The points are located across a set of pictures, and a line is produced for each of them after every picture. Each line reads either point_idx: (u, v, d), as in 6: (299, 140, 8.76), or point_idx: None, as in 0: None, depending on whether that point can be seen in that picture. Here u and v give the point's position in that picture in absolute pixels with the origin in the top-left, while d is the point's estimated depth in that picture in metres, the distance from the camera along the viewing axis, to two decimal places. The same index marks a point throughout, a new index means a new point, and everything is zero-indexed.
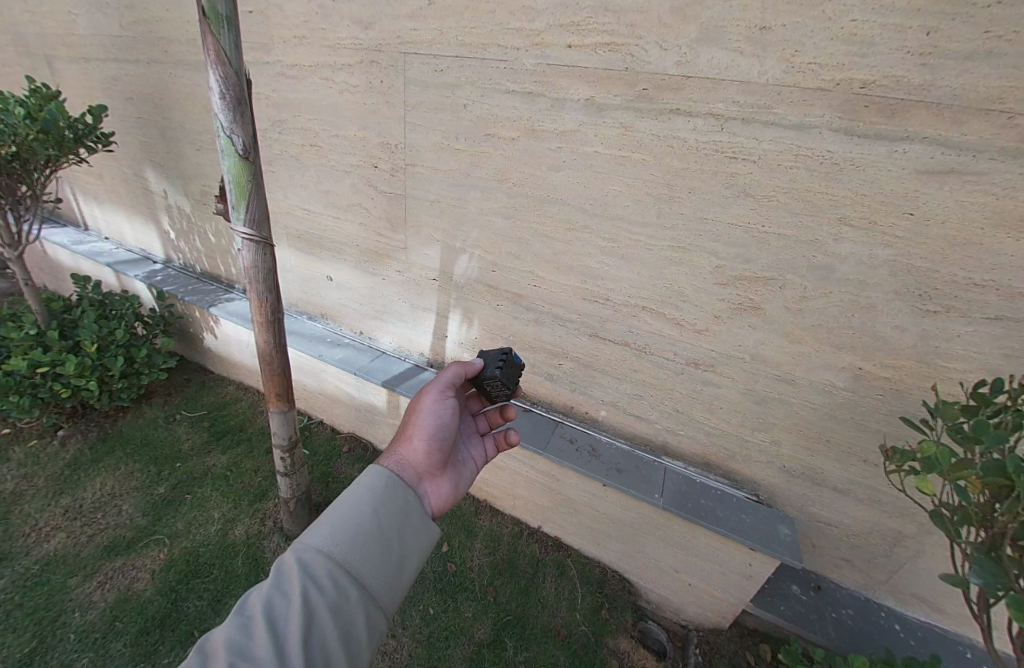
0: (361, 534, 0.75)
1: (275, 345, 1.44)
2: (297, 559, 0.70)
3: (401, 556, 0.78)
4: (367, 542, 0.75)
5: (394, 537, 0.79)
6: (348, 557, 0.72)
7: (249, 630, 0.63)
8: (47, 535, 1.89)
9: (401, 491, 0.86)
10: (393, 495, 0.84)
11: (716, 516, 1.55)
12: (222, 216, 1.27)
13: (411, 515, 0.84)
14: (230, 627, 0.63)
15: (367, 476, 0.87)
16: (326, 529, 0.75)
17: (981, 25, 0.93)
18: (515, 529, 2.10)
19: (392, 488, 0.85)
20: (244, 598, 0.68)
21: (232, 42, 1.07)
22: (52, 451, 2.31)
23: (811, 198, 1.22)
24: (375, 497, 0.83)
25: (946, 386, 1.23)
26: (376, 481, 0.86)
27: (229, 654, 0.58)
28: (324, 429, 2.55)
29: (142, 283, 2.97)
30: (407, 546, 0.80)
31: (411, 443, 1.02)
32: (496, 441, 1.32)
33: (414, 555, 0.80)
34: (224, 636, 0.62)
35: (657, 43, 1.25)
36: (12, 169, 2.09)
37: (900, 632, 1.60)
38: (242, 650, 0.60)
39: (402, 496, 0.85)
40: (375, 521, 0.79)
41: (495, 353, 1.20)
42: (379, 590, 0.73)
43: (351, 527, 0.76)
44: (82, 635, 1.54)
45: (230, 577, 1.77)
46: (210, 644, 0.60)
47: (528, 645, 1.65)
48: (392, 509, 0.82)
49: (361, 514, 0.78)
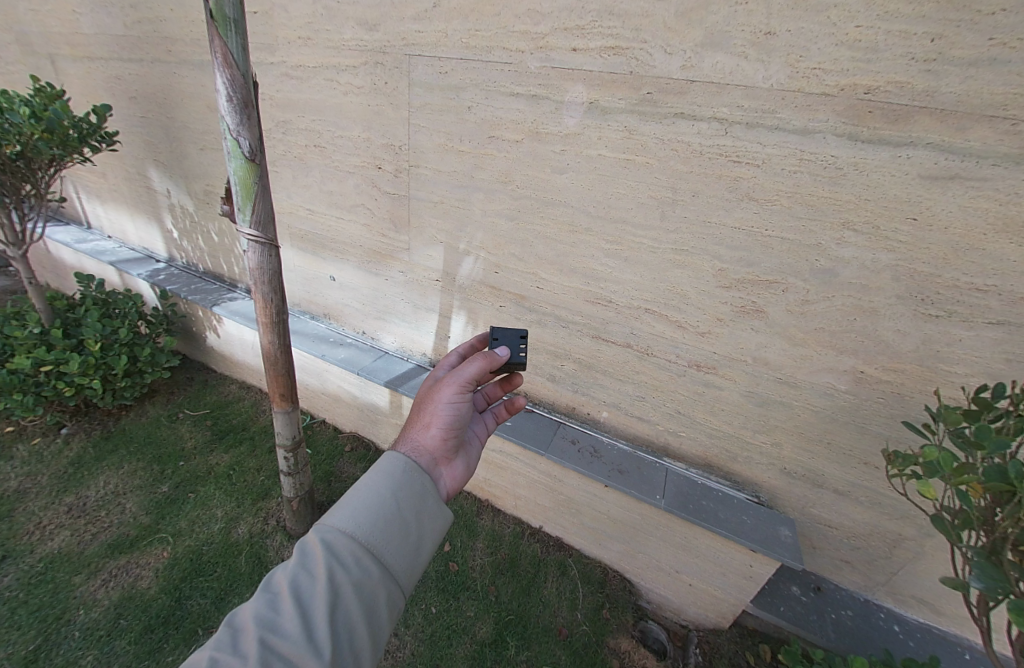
0: (382, 515, 0.75)
1: (280, 345, 1.45)
2: (321, 539, 0.71)
3: (420, 536, 0.78)
4: (388, 524, 0.75)
5: (412, 518, 0.78)
6: (370, 539, 0.72)
7: (276, 605, 0.66)
8: (51, 533, 1.90)
9: (417, 475, 0.84)
10: (410, 478, 0.83)
11: (717, 517, 1.56)
12: (228, 218, 1.26)
13: (428, 498, 0.82)
14: (258, 602, 0.65)
15: (385, 460, 0.85)
16: (347, 510, 0.75)
17: (986, 32, 0.94)
18: (516, 528, 2.11)
19: (409, 471, 0.84)
20: (270, 573, 0.70)
21: (239, 44, 1.07)
22: (56, 450, 2.32)
23: (814, 202, 1.22)
24: (394, 479, 0.81)
25: (948, 391, 1.24)
26: (394, 465, 0.84)
27: (258, 630, 0.61)
28: (326, 429, 2.56)
29: (145, 282, 2.98)
30: (425, 527, 0.80)
31: (428, 429, 0.99)
32: (497, 416, 1.31)
33: (432, 535, 0.80)
34: (253, 611, 0.65)
35: (662, 47, 1.25)
36: (17, 169, 2.10)
37: (899, 634, 1.61)
38: (271, 625, 0.63)
39: (420, 477, 0.84)
40: (394, 502, 0.78)
41: (511, 334, 1.22)
42: (399, 569, 0.73)
43: (372, 509, 0.75)
44: (86, 633, 1.55)
45: (233, 576, 1.78)
46: (241, 619, 0.63)
47: (530, 644, 1.66)
48: (410, 491, 0.81)
49: (380, 496, 0.78)
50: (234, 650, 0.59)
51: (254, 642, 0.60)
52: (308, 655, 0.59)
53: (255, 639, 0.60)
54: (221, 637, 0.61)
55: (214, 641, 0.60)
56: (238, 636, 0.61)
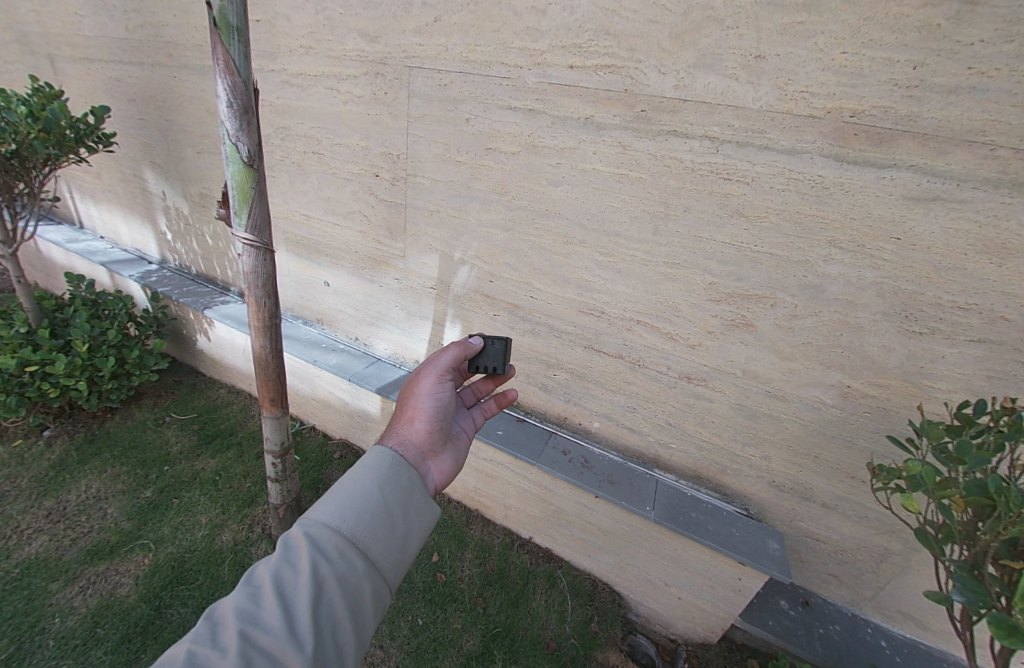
0: (367, 509, 0.74)
1: (271, 350, 1.44)
2: (306, 533, 0.70)
3: (405, 532, 0.77)
4: (374, 518, 0.73)
5: (399, 514, 0.77)
6: (356, 532, 0.71)
7: (258, 598, 0.64)
8: (28, 538, 1.85)
9: (405, 470, 0.83)
10: (398, 474, 0.82)
11: (707, 529, 1.56)
12: (224, 221, 1.26)
13: (415, 494, 0.81)
14: (238, 597, 0.64)
15: (372, 455, 0.85)
16: (333, 505, 0.73)
17: (965, 61, 0.98)
18: (505, 539, 2.09)
19: (396, 466, 0.83)
20: (252, 567, 0.68)
21: (242, 52, 1.08)
22: (37, 452, 2.28)
23: (802, 220, 1.25)
24: (381, 475, 0.80)
25: (931, 406, 1.26)
26: (381, 461, 0.83)
27: (239, 622, 0.60)
28: (316, 435, 2.53)
29: (137, 283, 2.96)
30: (411, 522, 0.78)
31: (412, 423, 0.97)
32: (485, 411, 1.29)
33: (417, 532, 0.79)
34: (235, 604, 0.63)
35: (656, 66, 1.29)
36: (11, 168, 2.08)
37: (886, 649, 1.61)
38: (253, 618, 0.61)
39: (406, 473, 0.83)
40: (381, 497, 0.76)
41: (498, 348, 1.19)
42: (384, 564, 0.72)
43: (358, 504, 0.74)
44: (61, 642, 1.51)
45: (216, 584, 1.74)
46: (222, 613, 0.62)
47: (517, 657, 1.63)
48: (397, 487, 0.79)
49: (367, 492, 0.76)
50: (214, 642, 0.58)
51: (235, 635, 0.58)
52: (290, 650, 0.58)
53: (235, 633, 0.59)
54: (199, 629, 0.59)
55: (193, 633, 0.59)
56: (217, 629, 0.60)
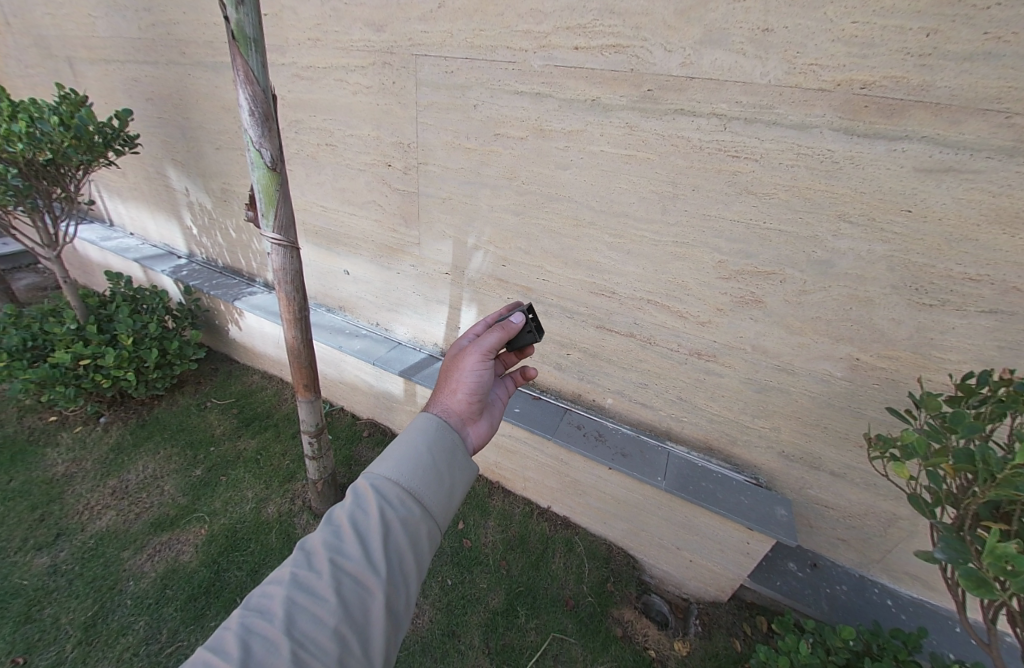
0: (420, 465, 0.84)
1: (302, 339, 1.55)
2: (371, 484, 0.80)
3: (451, 485, 0.86)
4: (426, 473, 0.83)
5: (445, 470, 0.86)
6: (413, 484, 0.81)
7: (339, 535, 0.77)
8: (99, 513, 2.08)
9: (449, 433, 0.92)
10: (442, 435, 0.91)
11: (716, 497, 1.64)
12: (253, 222, 1.34)
13: (458, 454, 0.90)
14: (323, 533, 0.76)
15: (420, 419, 0.94)
16: (391, 461, 0.84)
17: (981, 26, 0.95)
18: (526, 508, 2.23)
19: (441, 429, 0.92)
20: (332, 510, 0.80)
21: (259, 61, 1.13)
22: (96, 437, 2.51)
23: (811, 195, 1.26)
24: (429, 436, 0.90)
25: (937, 377, 1.29)
26: (428, 425, 0.92)
27: (327, 552, 0.72)
28: (345, 415, 2.70)
29: (169, 277, 3.12)
30: (457, 476, 0.88)
31: (455, 394, 1.05)
32: (515, 381, 1.35)
33: (462, 485, 0.89)
34: (321, 538, 0.76)
35: (662, 44, 1.28)
36: (48, 174, 2.18)
37: (891, 607, 1.70)
38: (337, 549, 0.73)
39: (450, 435, 0.91)
40: (430, 455, 0.86)
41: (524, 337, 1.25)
42: (437, 509, 0.82)
43: (412, 460, 0.84)
44: (138, 601, 1.73)
45: (265, 550, 1.94)
46: (312, 545, 0.74)
47: (539, 613, 1.79)
48: (443, 446, 0.89)
49: (417, 451, 0.86)
50: (310, 566, 0.71)
51: (326, 562, 0.71)
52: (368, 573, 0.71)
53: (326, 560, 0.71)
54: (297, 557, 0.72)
55: (294, 560, 0.72)
56: (311, 556, 0.73)
